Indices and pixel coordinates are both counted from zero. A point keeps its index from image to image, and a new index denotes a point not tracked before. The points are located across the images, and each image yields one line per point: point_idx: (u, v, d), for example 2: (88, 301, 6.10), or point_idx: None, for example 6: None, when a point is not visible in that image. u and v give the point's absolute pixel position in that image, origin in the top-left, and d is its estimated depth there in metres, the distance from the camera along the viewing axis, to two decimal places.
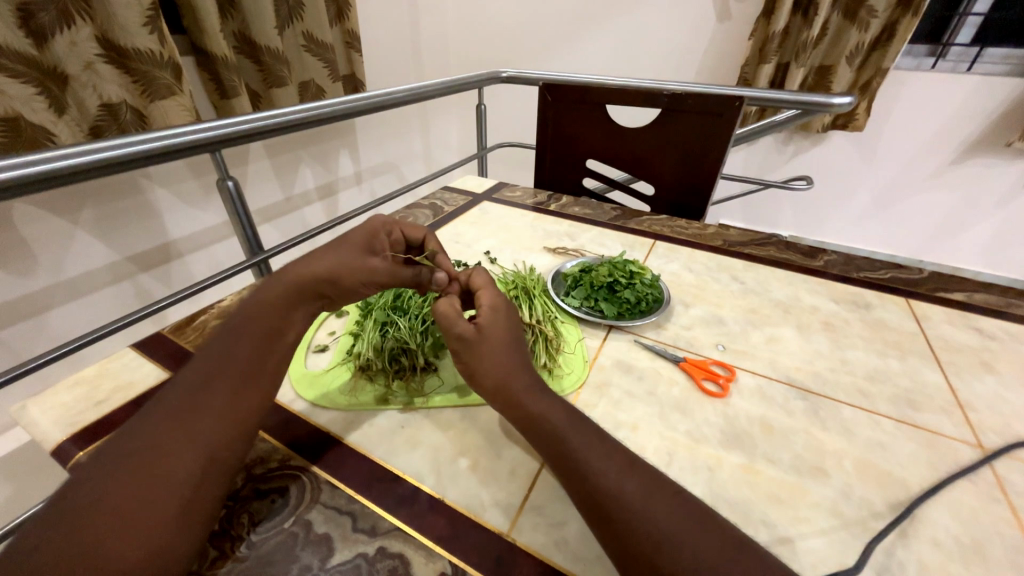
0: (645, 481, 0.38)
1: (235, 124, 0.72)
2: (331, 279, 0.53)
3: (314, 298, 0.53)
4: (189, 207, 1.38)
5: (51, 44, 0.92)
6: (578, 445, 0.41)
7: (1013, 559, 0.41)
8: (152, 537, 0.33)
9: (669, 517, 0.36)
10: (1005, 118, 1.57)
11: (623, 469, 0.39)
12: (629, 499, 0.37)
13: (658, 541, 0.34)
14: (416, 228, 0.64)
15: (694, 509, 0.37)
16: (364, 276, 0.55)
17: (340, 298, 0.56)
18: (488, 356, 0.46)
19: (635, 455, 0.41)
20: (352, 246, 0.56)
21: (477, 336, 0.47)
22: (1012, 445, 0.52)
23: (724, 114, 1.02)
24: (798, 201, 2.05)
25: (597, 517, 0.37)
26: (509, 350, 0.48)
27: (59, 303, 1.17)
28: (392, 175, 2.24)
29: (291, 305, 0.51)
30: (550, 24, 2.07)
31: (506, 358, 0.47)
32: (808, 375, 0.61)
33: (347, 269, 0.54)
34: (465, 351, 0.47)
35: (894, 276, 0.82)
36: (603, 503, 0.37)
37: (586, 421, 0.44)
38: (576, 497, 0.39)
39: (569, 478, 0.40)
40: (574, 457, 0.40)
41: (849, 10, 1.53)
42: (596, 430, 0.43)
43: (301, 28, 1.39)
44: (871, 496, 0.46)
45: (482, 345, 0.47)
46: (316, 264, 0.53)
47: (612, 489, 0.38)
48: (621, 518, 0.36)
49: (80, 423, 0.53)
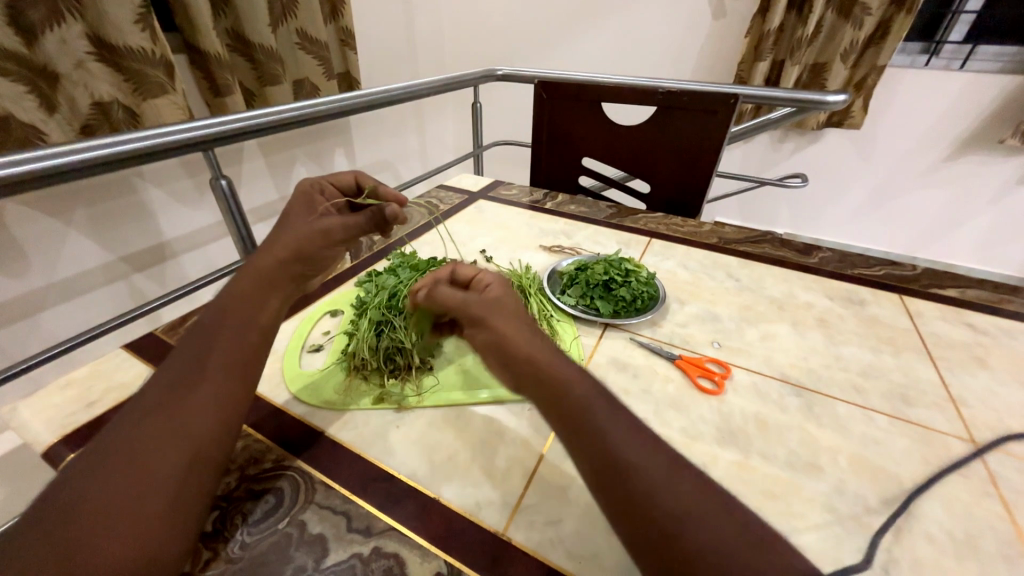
0: (662, 465, 0.37)
1: (229, 121, 0.72)
2: (298, 255, 0.54)
3: (290, 279, 0.54)
4: (183, 206, 1.37)
5: (41, 42, 0.91)
6: (593, 419, 0.39)
7: (1005, 552, 0.42)
8: (140, 535, 0.33)
9: (685, 503, 0.35)
10: (997, 116, 1.59)
11: (640, 447, 0.38)
12: (648, 482, 0.36)
13: (674, 526, 0.34)
14: (344, 176, 0.67)
15: (712, 496, 0.36)
16: (323, 239, 0.57)
17: (312, 269, 0.57)
18: (510, 322, 0.45)
19: (652, 434, 0.39)
20: (298, 217, 0.58)
21: (496, 298, 0.47)
22: (1004, 439, 0.52)
23: (719, 111, 1.02)
24: (794, 198, 2.06)
25: (613, 500, 0.36)
26: (513, 315, 0.46)
27: (52, 304, 1.16)
28: (388, 173, 2.23)
29: (266, 291, 0.51)
30: (546, 23, 2.08)
31: (520, 326, 0.45)
32: (802, 371, 0.61)
33: (305, 240, 0.55)
34: (491, 315, 0.45)
35: (888, 272, 0.82)
36: (619, 486, 0.36)
37: (603, 394, 0.41)
38: (589, 477, 0.38)
39: (583, 458, 0.38)
40: (588, 433, 0.38)
41: (844, 7, 1.54)
42: (612, 402, 0.41)
43: (295, 26, 1.38)
44: (865, 491, 0.47)
45: (502, 307, 0.46)
46: (278, 247, 0.54)
47: (629, 470, 0.36)
48: (639, 501, 0.35)
49: (70, 425, 0.52)
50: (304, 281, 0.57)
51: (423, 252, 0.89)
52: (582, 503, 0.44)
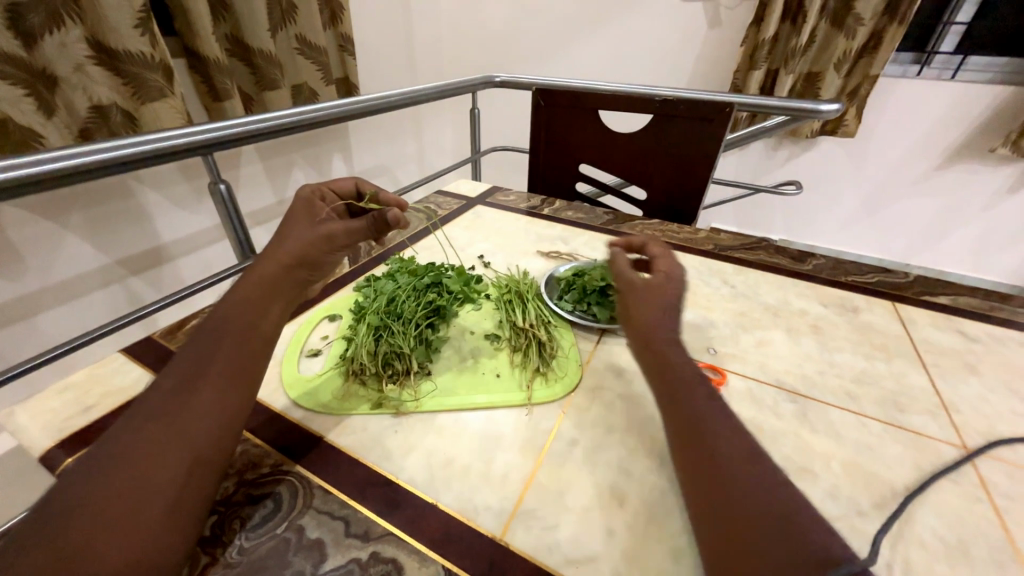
0: (734, 450, 0.40)
1: (229, 126, 0.72)
2: (300, 260, 0.55)
3: (294, 285, 0.55)
4: (180, 210, 1.37)
5: (39, 45, 0.91)
6: (687, 396, 0.45)
7: (995, 557, 0.42)
8: (143, 536, 0.34)
9: (745, 482, 0.37)
10: (987, 126, 1.61)
11: (721, 433, 0.41)
12: (716, 457, 0.40)
13: (729, 489, 0.37)
14: (344, 182, 0.67)
15: (773, 485, 0.37)
16: (326, 244, 0.57)
17: (315, 275, 0.58)
18: (647, 300, 0.52)
19: (738, 424, 0.43)
20: (300, 222, 0.58)
21: (652, 282, 0.54)
22: (994, 444, 0.53)
23: (715, 119, 1.04)
24: (788, 205, 2.08)
25: (685, 460, 0.41)
26: (662, 296, 0.52)
27: (47, 307, 1.15)
28: (386, 178, 2.24)
29: (267, 297, 0.51)
30: (544, 30, 2.10)
31: (653, 308, 0.51)
32: (796, 378, 0.62)
33: (307, 245, 0.56)
34: (633, 288, 0.54)
35: (881, 280, 0.84)
36: (693, 449, 0.41)
37: (705, 386, 0.46)
38: (672, 442, 0.43)
39: (673, 422, 0.44)
40: (682, 404, 0.44)
41: (836, 18, 1.56)
42: (709, 392, 0.46)
43: (294, 31, 1.39)
44: (857, 495, 0.47)
45: (648, 289, 0.53)
46: (279, 253, 0.54)
47: (703, 438, 0.41)
48: (710, 463, 0.39)
49: (68, 429, 0.52)
50: (308, 286, 0.58)
51: (422, 258, 0.90)
52: (580, 509, 0.45)
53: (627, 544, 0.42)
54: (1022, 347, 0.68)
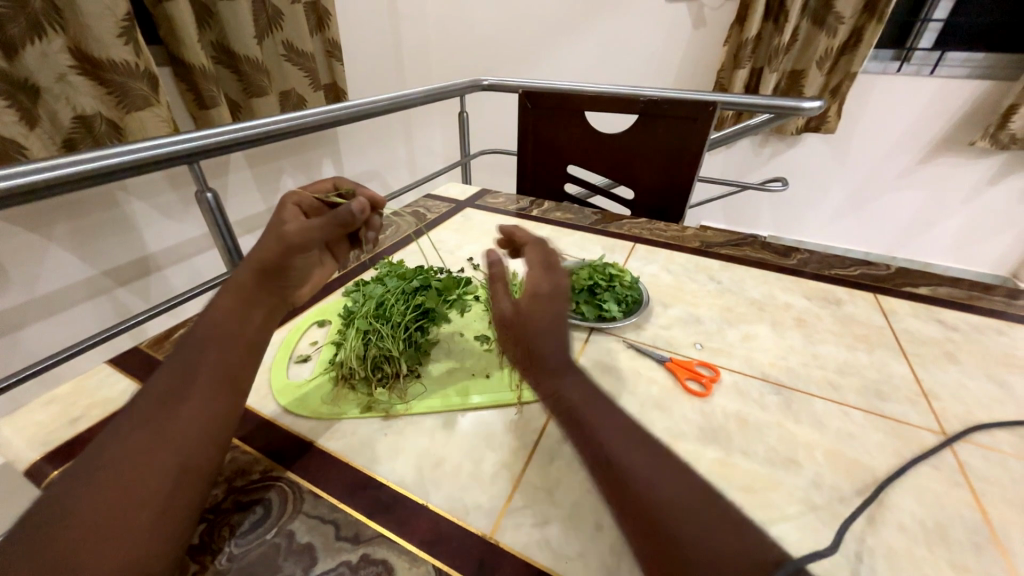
0: (649, 458, 0.38)
1: (212, 134, 0.72)
2: (264, 266, 0.53)
3: (265, 292, 0.53)
4: (166, 218, 1.36)
5: (20, 55, 0.90)
6: (589, 410, 0.42)
7: (973, 539, 0.43)
8: (124, 547, 0.33)
9: (672, 489, 0.36)
10: (968, 119, 1.64)
11: (634, 445, 0.39)
12: (638, 471, 0.37)
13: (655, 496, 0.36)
14: (321, 182, 0.66)
15: (698, 487, 0.37)
16: (282, 246, 0.54)
17: (286, 280, 0.56)
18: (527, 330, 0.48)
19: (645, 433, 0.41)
20: (269, 228, 0.57)
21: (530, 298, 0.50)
22: (972, 429, 0.54)
23: (699, 118, 1.05)
24: (775, 202, 2.11)
25: (601, 479, 0.38)
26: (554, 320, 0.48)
27: (32, 321, 1.14)
28: (376, 183, 2.24)
29: (249, 305, 0.51)
30: (531, 34, 2.11)
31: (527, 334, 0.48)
32: (781, 369, 0.63)
33: (265, 251, 0.54)
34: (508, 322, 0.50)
35: (864, 272, 0.85)
36: (607, 469, 0.38)
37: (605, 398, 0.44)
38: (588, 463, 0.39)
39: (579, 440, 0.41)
40: (584, 425, 0.41)
41: (818, 16, 1.59)
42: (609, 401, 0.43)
43: (280, 37, 1.39)
44: (841, 483, 0.48)
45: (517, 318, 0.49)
46: (251, 260, 0.54)
47: (618, 448, 0.39)
48: (632, 479, 0.37)
49: (53, 441, 0.52)
50: (285, 293, 0.56)
51: (410, 262, 0.90)
52: (569, 505, 0.45)
53: (615, 538, 0.42)
54: (1000, 335, 0.70)
